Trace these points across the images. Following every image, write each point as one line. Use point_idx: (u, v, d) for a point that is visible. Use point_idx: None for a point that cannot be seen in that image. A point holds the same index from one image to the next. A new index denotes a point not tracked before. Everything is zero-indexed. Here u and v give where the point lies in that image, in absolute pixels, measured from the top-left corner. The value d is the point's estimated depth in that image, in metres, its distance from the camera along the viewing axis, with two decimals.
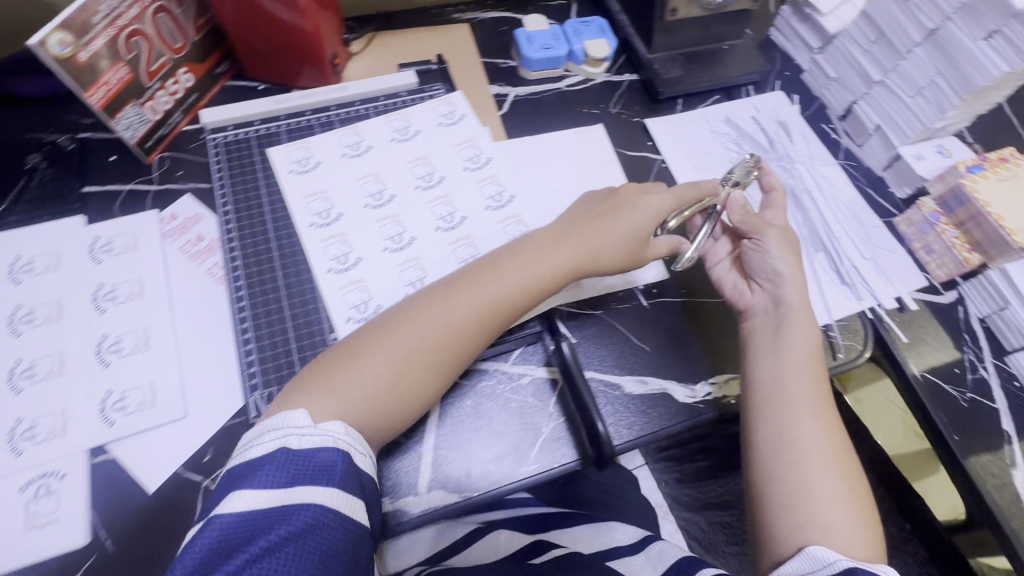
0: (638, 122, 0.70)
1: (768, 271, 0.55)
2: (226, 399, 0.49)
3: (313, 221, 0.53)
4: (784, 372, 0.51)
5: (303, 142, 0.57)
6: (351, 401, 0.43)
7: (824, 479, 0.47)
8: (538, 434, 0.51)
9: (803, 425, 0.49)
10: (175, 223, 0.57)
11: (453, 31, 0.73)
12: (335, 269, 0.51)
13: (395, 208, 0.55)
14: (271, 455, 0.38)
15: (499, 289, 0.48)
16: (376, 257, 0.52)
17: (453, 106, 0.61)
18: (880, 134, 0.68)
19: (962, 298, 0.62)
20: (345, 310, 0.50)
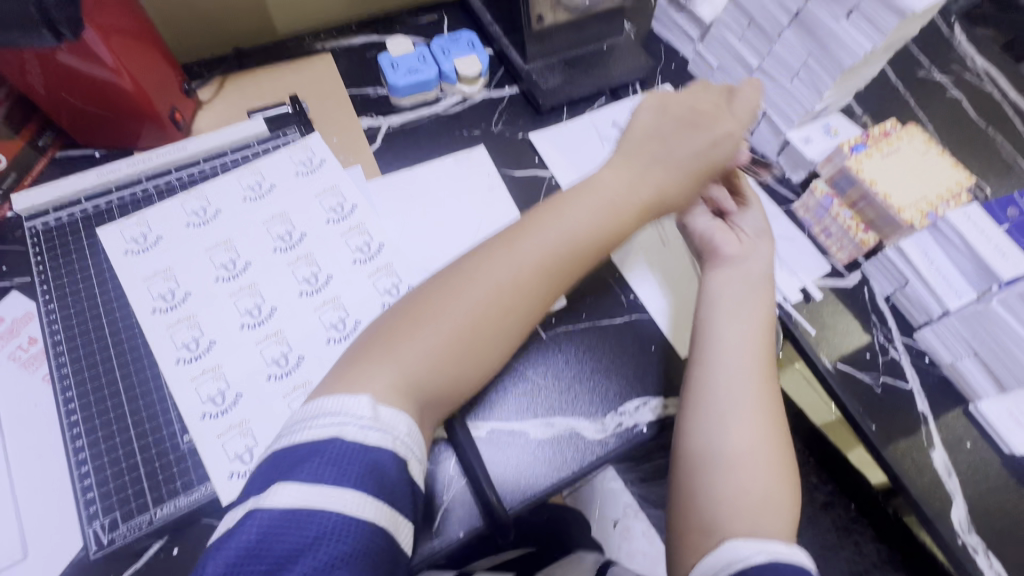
0: (523, 137, 0.67)
1: (755, 227, 0.56)
2: (70, 531, 0.42)
3: (156, 306, 0.47)
4: (727, 326, 0.49)
5: (139, 216, 0.51)
6: (425, 354, 0.41)
7: (756, 444, 0.45)
8: (437, 503, 0.47)
9: (748, 392, 0.46)
10: (1, 327, 0.50)
11: (313, 64, 0.68)
12: (184, 358, 0.46)
13: (251, 277, 0.50)
14: (325, 446, 0.34)
15: (568, 230, 0.46)
16: (232, 336, 0.47)
17: (310, 151, 0.56)
18: (768, 120, 0.67)
19: (866, 278, 0.61)
20: (198, 405, 0.44)
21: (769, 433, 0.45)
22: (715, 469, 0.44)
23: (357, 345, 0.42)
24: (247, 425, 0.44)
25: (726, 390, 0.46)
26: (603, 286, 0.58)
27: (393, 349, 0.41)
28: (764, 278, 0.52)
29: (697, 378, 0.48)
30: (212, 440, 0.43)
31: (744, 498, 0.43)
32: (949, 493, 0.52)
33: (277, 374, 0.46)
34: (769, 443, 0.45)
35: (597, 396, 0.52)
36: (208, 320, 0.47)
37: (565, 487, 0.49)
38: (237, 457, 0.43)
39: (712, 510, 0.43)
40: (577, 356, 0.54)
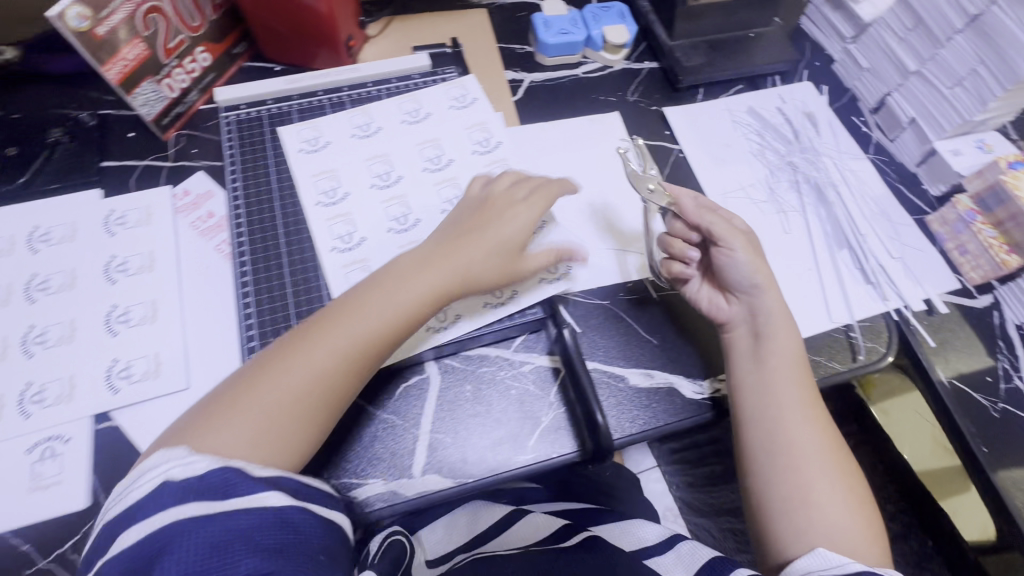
0: (656, 110, 0.68)
1: (748, 281, 0.52)
2: (227, 375, 0.49)
3: (319, 200, 0.53)
4: (767, 371, 0.50)
5: (314, 122, 0.57)
6: (237, 440, 0.39)
7: (824, 479, 0.48)
8: (536, 422, 0.50)
9: (797, 425, 0.49)
10: (187, 199, 0.57)
11: (471, 16, 0.72)
12: (338, 248, 0.51)
13: (401, 189, 0.55)
14: (155, 493, 0.36)
15: (395, 308, 0.44)
16: (381, 239, 0.52)
17: (465, 89, 0.60)
18: (915, 128, 0.65)
19: (998, 303, 0.58)
20: (347, 291, 0.49)
21: (832, 467, 0.49)
22: (792, 502, 0.48)
23: (193, 412, 0.41)
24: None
25: (782, 436, 0.49)
26: None
27: (214, 429, 0.39)
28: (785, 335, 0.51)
29: (749, 432, 0.50)
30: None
31: (829, 524, 0.47)
32: None
33: None
34: (835, 472, 0.49)
35: (702, 358, 0.54)
36: (361, 220, 0.53)
37: (656, 438, 0.51)
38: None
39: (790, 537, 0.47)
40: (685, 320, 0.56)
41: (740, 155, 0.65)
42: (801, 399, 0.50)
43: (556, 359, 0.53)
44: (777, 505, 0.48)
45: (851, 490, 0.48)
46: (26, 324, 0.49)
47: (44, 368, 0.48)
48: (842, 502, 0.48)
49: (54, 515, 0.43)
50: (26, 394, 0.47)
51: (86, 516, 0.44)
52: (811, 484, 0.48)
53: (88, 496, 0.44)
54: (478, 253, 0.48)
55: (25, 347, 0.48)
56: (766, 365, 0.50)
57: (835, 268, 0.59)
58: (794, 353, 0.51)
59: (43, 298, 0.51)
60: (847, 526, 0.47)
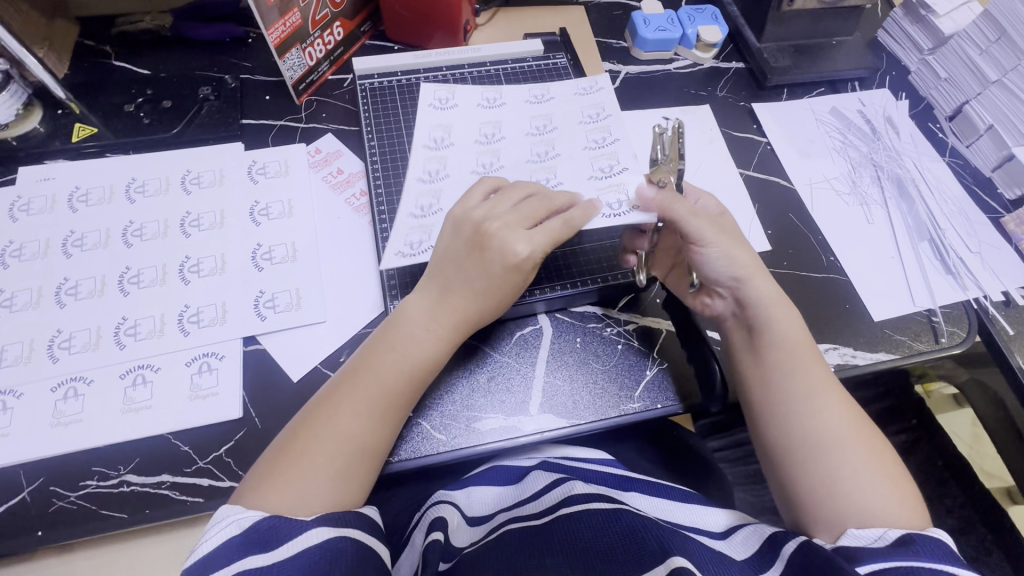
0: (745, 106, 0.73)
1: (730, 277, 0.49)
2: (364, 311, 0.54)
3: (428, 144, 0.56)
4: (773, 358, 0.49)
5: (451, 87, 0.60)
6: (314, 474, 0.41)
7: (853, 459, 0.45)
8: (642, 375, 0.53)
9: (811, 407, 0.47)
10: (320, 156, 0.63)
11: (571, 11, 0.78)
12: (424, 179, 0.54)
13: (498, 143, 0.57)
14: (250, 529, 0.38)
15: (413, 359, 0.46)
16: (462, 178, 0.55)
17: (593, 82, 0.62)
18: (992, 134, 0.68)
19: None
20: (411, 209, 0.53)
21: (853, 447, 0.46)
22: (821, 488, 0.45)
23: (262, 464, 0.42)
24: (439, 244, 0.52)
25: (799, 423, 0.47)
26: (807, 246, 0.63)
27: (285, 481, 0.41)
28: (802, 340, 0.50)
29: (766, 424, 0.49)
30: (406, 235, 0.52)
31: (865, 505, 0.44)
32: None
33: None
34: (863, 451, 0.46)
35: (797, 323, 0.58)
36: (453, 159, 0.56)
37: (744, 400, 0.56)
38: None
39: (828, 523, 0.44)
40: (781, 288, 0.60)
41: (823, 151, 0.70)
42: (814, 384, 0.48)
43: (659, 321, 0.57)
44: (811, 492, 0.45)
45: (884, 467, 0.46)
46: (182, 254, 0.54)
47: (199, 293, 0.53)
48: (877, 480, 0.45)
49: (210, 422, 0.48)
50: (184, 315, 0.51)
51: (238, 426, 0.48)
52: (839, 468, 0.45)
53: (240, 409, 0.49)
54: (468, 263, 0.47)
55: (182, 274, 0.53)
56: (771, 353, 0.49)
57: (917, 255, 0.63)
58: (796, 338, 0.49)
59: (196, 232, 0.56)
60: (887, 503, 0.44)
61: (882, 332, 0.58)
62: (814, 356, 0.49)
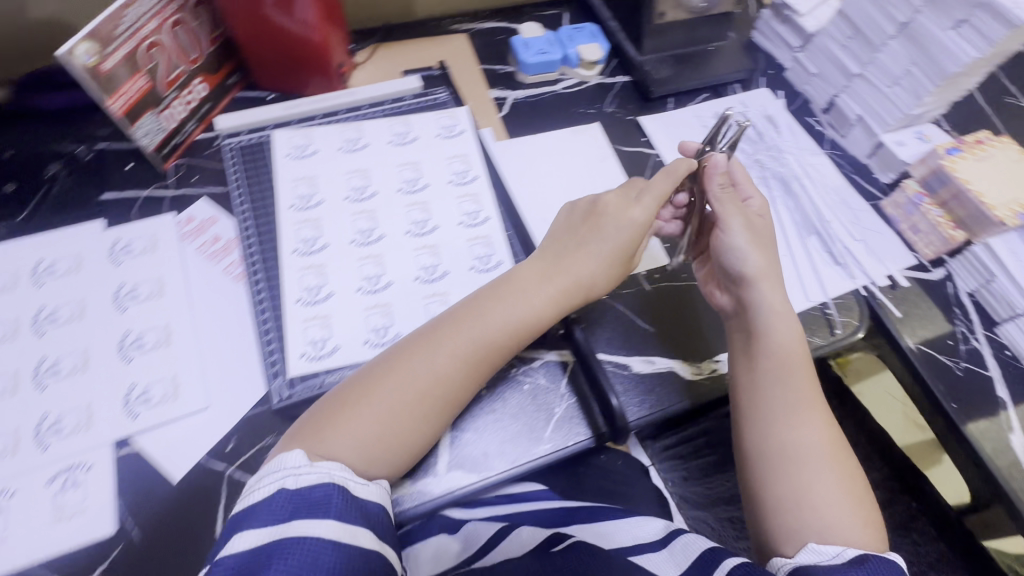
0: (633, 119, 0.74)
1: (740, 269, 0.54)
2: (249, 389, 0.50)
3: (294, 204, 0.56)
4: (769, 371, 0.51)
5: (307, 131, 0.60)
6: (350, 434, 0.43)
7: (823, 476, 0.48)
8: (550, 413, 0.52)
9: (790, 426, 0.50)
10: (192, 225, 0.59)
11: (452, 41, 0.77)
12: (300, 250, 0.53)
13: (373, 204, 0.57)
14: (259, 506, 0.38)
15: (483, 340, 0.47)
16: (343, 247, 0.54)
17: (455, 120, 0.63)
18: (863, 124, 0.72)
19: (951, 275, 0.65)
20: (299, 291, 0.51)
21: (827, 463, 0.49)
22: (790, 499, 0.48)
23: (300, 420, 0.44)
24: (329, 319, 0.50)
25: (779, 434, 0.50)
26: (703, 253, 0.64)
27: (323, 439, 0.43)
28: (794, 354, 0.52)
29: (749, 427, 0.51)
30: (300, 322, 0.49)
31: (827, 521, 0.46)
32: None
33: (424, 279, 0.53)
34: (834, 469, 0.49)
35: (698, 336, 0.59)
36: (330, 226, 0.55)
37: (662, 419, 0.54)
38: (375, 331, 0.50)
39: (790, 533, 0.47)
40: (678, 307, 0.60)
41: None
42: (797, 402, 0.51)
43: (563, 353, 0.56)
44: (778, 501, 0.48)
45: (849, 488, 0.48)
46: (37, 356, 0.49)
47: (59, 399, 0.48)
48: (840, 500, 0.48)
49: (79, 545, 0.43)
50: (42, 426, 0.46)
51: (112, 543, 0.43)
52: (807, 483, 0.48)
53: (114, 522, 0.44)
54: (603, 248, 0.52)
55: (37, 379, 0.48)
56: (767, 364, 0.52)
57: (806, 250, 0.65)
58: (795, 350, 0.52)
59: (52, 329, 0.51)
60: (846, 523, 0.47)
61: None
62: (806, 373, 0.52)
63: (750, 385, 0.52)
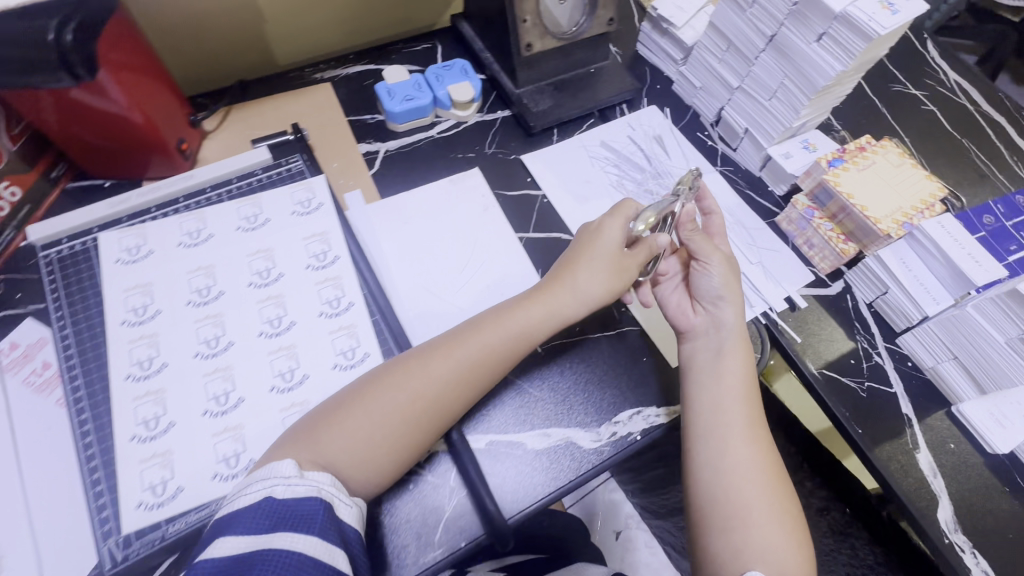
0: (516, 158, 0.69)
1: (712, 293, 0.56)
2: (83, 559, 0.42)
3: (126, 319, 0.49)
4: (726, 392, 0.52)
5: (139, 228, 0.54)
6: (346, 441, 0.43)
7: (763, 498, 0.47)
8: (437, 514, 0.48)
9: (735, 450, 0.49)
10: (14, 353, 0.50)
11: (314, 93, 0.71)
12: (134, 375, 0.47)
13: (219, 306, 0.51)
14: (251, 507, 0.37)
15: (479, 349, 0.49)
16: (184, 364, 0.48)
17: (311, 192, 0.58)
18: (750, 138, 0.69)
19: (849, 287, 0.64)
20: (131, 427, 0.45)
21: (767, 486, 0.48)
22: (735, 521, 0.46)
23: (298, 427, 0.44)
24: (169, 457, 0.44)
25: (733, 453, 0.49)
26: None
27: (320, 443, 0.43)
28: (739, 380, 0.52)
29: (701, 441, 0.50)
30: (134, 465, 0.43)
31: (770, 547, 0.45)
32: (936, 494, 0.53)
33: (280, 387, 0.48)
34: (770, 494, 0.48)
35: (597, 394, 0.55)
36: (168, 341, 0.49)
37: (561, 497, 0.51)
38: (224, 460, 0.44)
39: (731, 557, 0.45)
40: (574, 364, 0.56)
41: (600, 190, 0.68)
42: (744, 426, 0.50)
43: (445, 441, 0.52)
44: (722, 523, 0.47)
45: (789, 514, 0.47)
46: None
47: None
48: (780, 527, 0.46)
49: None
50: None
51: None
52: (752, 507, 0.47)
53: None
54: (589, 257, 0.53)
55: None
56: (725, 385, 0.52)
57: None
58: (745, 375, 0.53)
59: None
60: (787, 551, 0.45)
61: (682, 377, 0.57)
62: (753, 402, 0.52)
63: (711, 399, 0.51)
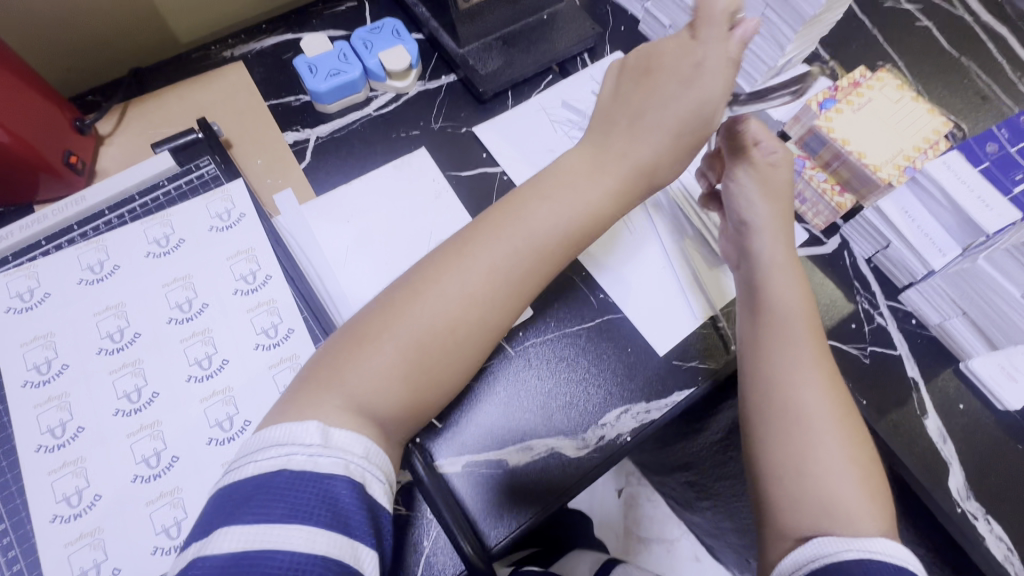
0: (468, 131, 0.60)
1: (740, 216, 0.49)
2: None
3: (28, 379, 0.43)
4: (773, 323, 0.44)
5: (28, 268, 0.46)
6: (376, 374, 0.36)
7: (829, 437, 0.39)
8: (417, 551, 0.45)
9: (793, 380, 0.41)
10: None
11: (223, 76, 0.60)
12: (45, 445, 0.41)
13: (137, 352, 0.44)
14: (272, 479, 0.31)
15: (528, 242, 0.41)
16: (102, 426, 0.42)
17: (230, 201, 0.49)
18: (730, 80, 0.61)
19: (846, 242, 0.58)
20: (51, 506, 0.39)
21: (833, 419, 0.39)
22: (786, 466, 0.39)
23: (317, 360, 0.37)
24: (100, 535, 0.39)
25: (784, 390, 0.41)
26: (569, 287, 0.54)
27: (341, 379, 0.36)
28: (790, 303, 0.44)
29: (744, 383, 0.43)
30: (59, 550, 0.38)
31: (834, 494, 0.37)
32: (946, 460, 0.50)
33: (219, 439, 0.42)
34: (840, 430, 0.39)
35: (582, 394, 0.50)
36: (81, 401, 0.42)
37: (550, 515, 0.47)
38: (164, 530, 0.39)
39: (787, 509, 0.38)
40: (554, 366, 0.51)
41: None
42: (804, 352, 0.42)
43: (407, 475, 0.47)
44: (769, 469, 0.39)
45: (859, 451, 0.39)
46: None
47: None
48: (848, 467, 0.38)
49: None
50: None
51: None
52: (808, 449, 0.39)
53: None
54: (664, 96, 0.43)
55: None
56: (769, 317, 0.44)
57: (686, 256, 0.56)
58: (795, 298, 0.45)
59: None
60: (856, 495, 0.37)
61: (672, 365, 0.51)
62: (811, 325, 0.44)
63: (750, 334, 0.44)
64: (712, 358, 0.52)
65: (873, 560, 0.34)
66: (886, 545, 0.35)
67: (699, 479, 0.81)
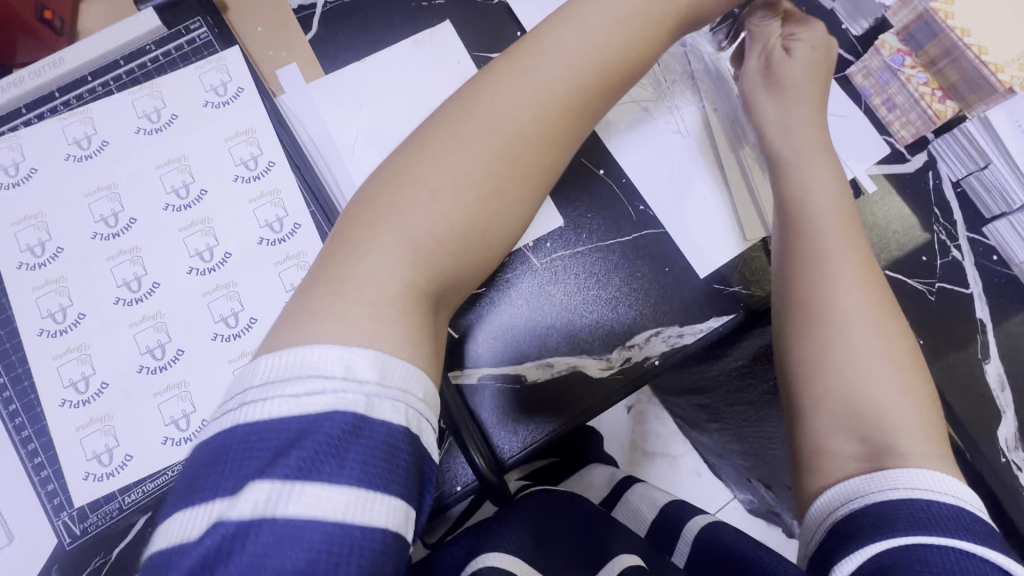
0: (501, 2, 0.48)
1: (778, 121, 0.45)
2: (40, 526, 0.38)
3: (23, 261, 0.40)
4: (805, 248, 0.39)
5: (10, 139, 0.41)
6: (412, 243, 0.30)
7: (872, 375, 0.36)
8: (432, 458, 0.44)
9: (841, 309, 0.37)
10: None
11: None
12: (47, 329, 0.39)
13: (134, 239, 0.41)
14: (319, 425, 0.24)
15: (594, 61, 0.34)
16: (103, 313, 0.40)
17: (226, 73, 0.43)
18: None
19: (934, 159, 0.48)
20: (59, 391, 0.38)
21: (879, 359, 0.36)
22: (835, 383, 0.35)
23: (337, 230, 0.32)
24: (109, 422, 0.38)
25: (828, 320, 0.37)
26: (604, 195, 0.48)
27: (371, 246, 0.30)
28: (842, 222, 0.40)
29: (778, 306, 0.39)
30: (71, 433, 0.38)
31: (879, 438, 0.33)
32: (999, 409, 0.47)
33: (224, 335, 0.40)
34: (886, 364, 0.36)
35: (607, 311, 0.46)
36: (80, 287, 0.40)
37: (564, 433, 0.45)
38: (174, 422, 0.38)
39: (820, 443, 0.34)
40: (581, 280, 0.47)
41: None
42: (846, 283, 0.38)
43: None
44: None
45: (908, 367, 0.36)
46: None
47: None
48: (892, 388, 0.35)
49: None
50: None
51: None
52: (847, 364, 0.36)
53: None
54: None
55: None
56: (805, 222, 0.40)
57: (742, 170, 0.48)
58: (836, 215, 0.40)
59: None
60: (913, 443, 0.33)
61: (712, 289, 0.47)
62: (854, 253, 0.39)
63: (787, 244, 0.40)
64: (757, 283, 0.47)
65: (918, 499, 0.30)
66: (945, 483, 0.31)
67: (711, 403, 0.78)
